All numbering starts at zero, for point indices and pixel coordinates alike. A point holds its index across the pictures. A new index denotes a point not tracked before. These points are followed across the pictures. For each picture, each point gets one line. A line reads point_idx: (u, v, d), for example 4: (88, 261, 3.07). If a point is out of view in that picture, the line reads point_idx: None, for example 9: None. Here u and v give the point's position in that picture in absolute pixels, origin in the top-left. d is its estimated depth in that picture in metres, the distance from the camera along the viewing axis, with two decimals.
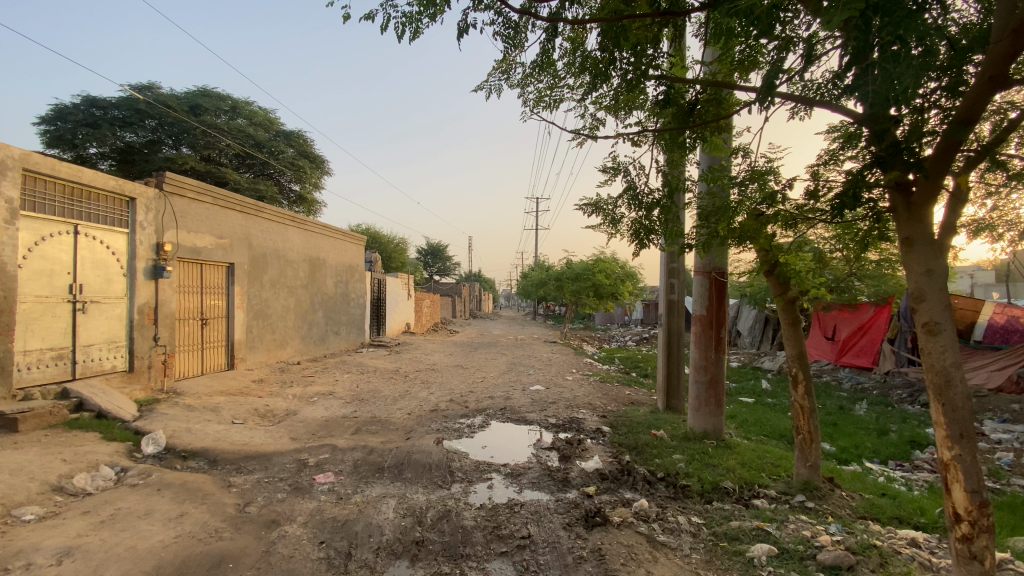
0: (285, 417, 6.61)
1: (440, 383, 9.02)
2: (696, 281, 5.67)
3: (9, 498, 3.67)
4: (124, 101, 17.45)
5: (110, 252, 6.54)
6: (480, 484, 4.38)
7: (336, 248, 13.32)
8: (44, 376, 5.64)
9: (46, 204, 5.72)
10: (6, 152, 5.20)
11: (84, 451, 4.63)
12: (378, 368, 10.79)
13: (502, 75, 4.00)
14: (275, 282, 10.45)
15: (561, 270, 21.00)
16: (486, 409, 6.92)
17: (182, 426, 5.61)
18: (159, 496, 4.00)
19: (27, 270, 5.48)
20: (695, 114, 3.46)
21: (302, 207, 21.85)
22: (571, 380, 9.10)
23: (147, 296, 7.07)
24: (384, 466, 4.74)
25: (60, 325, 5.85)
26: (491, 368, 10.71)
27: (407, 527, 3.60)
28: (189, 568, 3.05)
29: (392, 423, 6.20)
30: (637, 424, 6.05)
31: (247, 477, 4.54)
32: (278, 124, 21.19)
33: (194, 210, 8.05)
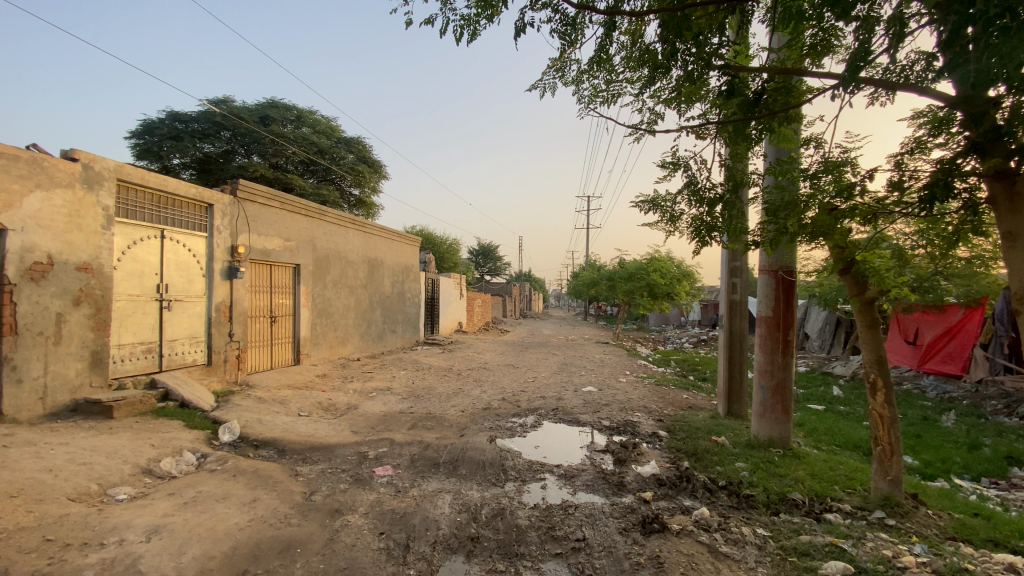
0: (346, 410, 6.90)
1: (493, 381, 9.09)
2: (761, 281, 5.40)
3: (106, 478, 4.07)
4: (203, 115, 18.89)
5: (192, 255, 7.09)
6: (533, 484, 4.37)
7: (393, 249, 13.73)
8: (135, 368, 6.20)
9: (136, 211, 6.26)
10: (102, 165, 5.74)
11: (169, 438, 5.05)
12: (433, 366, 11.03)
13: (556, 73, 3.97)
14: (338, 282, 10.94)
15: (614, 270, 20.61)
16: (538, 408, 6.91)
17: (254, 416, 6.00)
18: (235, 481, 4.30)
19: (121, 271, 6.05)
20: (762, 104, 3.26)
21: (361, 211, 22.78)
22: (625, 382, 8.92)
23: (223, 295, 7.60)
24: (440, 461, 4.84)
25: (149, 321, 6.40)
26: (543, 368, 10.69)
27: (463, 523, 3.64)
28: (263, 551, 3.25)
29: (447, 419, 6.33)
30: (696, 429, 5.84)
31: (312, 467, 4.79)
32: (339, 131, 22.08)
33: (264, 215, 8.56)
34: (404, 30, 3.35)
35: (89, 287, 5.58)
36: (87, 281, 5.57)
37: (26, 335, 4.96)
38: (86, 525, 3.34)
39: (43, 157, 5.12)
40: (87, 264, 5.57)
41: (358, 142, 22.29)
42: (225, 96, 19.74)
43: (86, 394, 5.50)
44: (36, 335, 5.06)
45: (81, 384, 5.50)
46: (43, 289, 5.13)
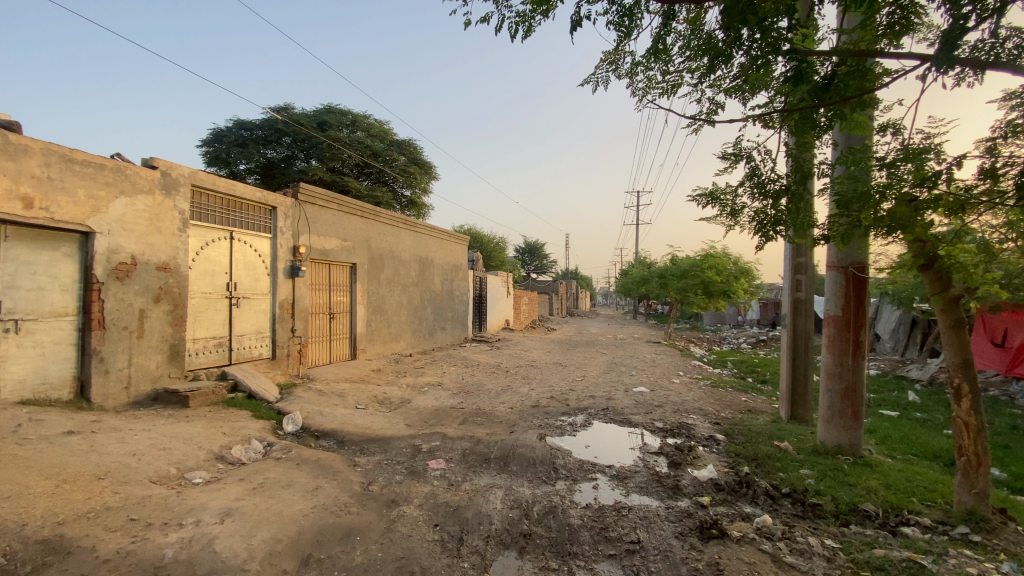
0: (400, 404, 7.11)
1: (542, 380, 9.08)
2: (829, 278, 5.10)
3: (183, 463, 4.39)
4: (266, 122, 19.98)
5: (258, 255, 7.52)
6: (585, 483, 4.33)
7: (443, 248, 13.99)
8: (208, 361, 6.66)
9: (208, 214, 6.70)
10: (178, 172, 6.18)
11: (239, 427, 5.38)
12: (482, 363, 11.15)
13: (610, 66, 3.91)
14: (391, 280, 11.27)
15: (666, 267, 20.06)
16: (588, 408, 6.84)
17: (315, 408, 6.29)
18: (298, 469, 4.53)
19: (195, 270, 6.51)
20: (833, 90, 3.03)
21: (412, 211, 23.35)
22: (678, 383, 8.68)
23: (286, 292, 8.01)
24: (491, 456, 4.90)
25: (220, 317, 6.85)
26: (592, 367, 10.58)
27: (515, 519, 3.67)
28: (325, 537, 3.41)
29: (497, 416, 6.39)
30: (756, 433, 5.60)
31: (369, 458, 4.97)
32: (391, 134, 22.68)
33: (324, 216, 8.96)
34: (463, 30, 3.44)
35: (167, 286, 6.03)
36: (166, 280, 6.03)
37: (112, 329, 5.42)
38: (166, 505, 3.61)
39: (126, 165, 5.57)
40: (166, 264, 6.02)
41: (409, 145, 22.83)
42: (286, 104, 20.75)
43: (165, 384, 5.96)
44: (121, 329, 5.52)
45: (161, 375, 5.96)
46: (127, 287, 5.59)
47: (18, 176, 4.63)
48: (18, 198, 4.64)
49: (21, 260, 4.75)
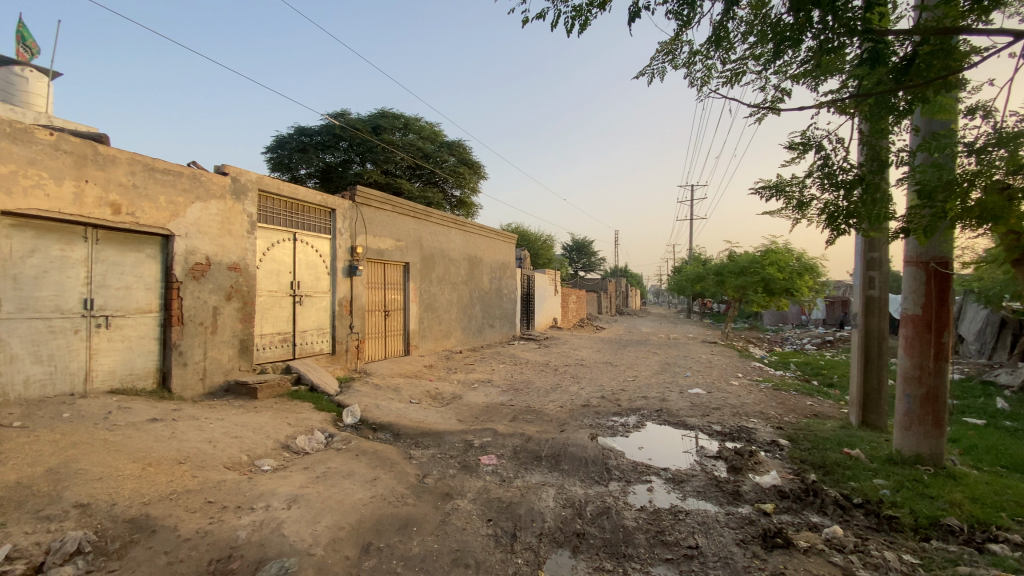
0: (451, 400, 7.26)
1: (592, 379, 8.99)
2: (907, 274, 4.75)
3: (253, 450, 4.69)
4: (325, 128, 20.90)
5: (318, 255, 7.89)
6: (639, 485, 4.26)
7: (491, 247, 14.13)
8: (274, 355, 7.07)
9: (273, 217, 7.11)
10: (247, 178, 6.59)
11: (303, 418, 5.68)
12: (530, 361, 11.17)
13: (666, 57, 3.85)
14: (442, 278, 11.51)
15: (721, 264, 19.30)
16: (641, 408, 6.72)
17: (372, 402, 6.54)
18: (357, 460, 4.73)
19: (262, 270, 6.91)
20: (913, 72, 2.85)
21: (461, 211, 23.71)
22: (737, 385, 8.35)
23: (344, 290, 8.36)
24: (542, 454, 4.90)
25: (285, 314, 7.24)
26: (644, 367, 10.35)
27: (568, 518, 3.66)
28: (383, 526, 3.54)
29: (547, 414, 6.38)
30: (823, 439, 5.29)
31: (424, 451, 5.11)
32: (441, 135, 23.09)
33: (379, 217, 9.27)
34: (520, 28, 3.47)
35: (238, 284, 6.45)
36: (236, 279, 6.44)
37: (189, 325, 5.85)
38: (239, 490, 3.87)
39: (201, 173, 5.99)
40: (236, 264, 6.43)
41: (458, 145, 23.18)
42: (343, 109, 21.61)
43: (236, 376, 6.37)
44: (198, 325, 5.95)
45: (233, 367, 6.38)
46: (202, 286, 6.02)
47: (109, 185, 5.09)
48: (109, 204, 5.09)
49: (111, 261, 5.22)
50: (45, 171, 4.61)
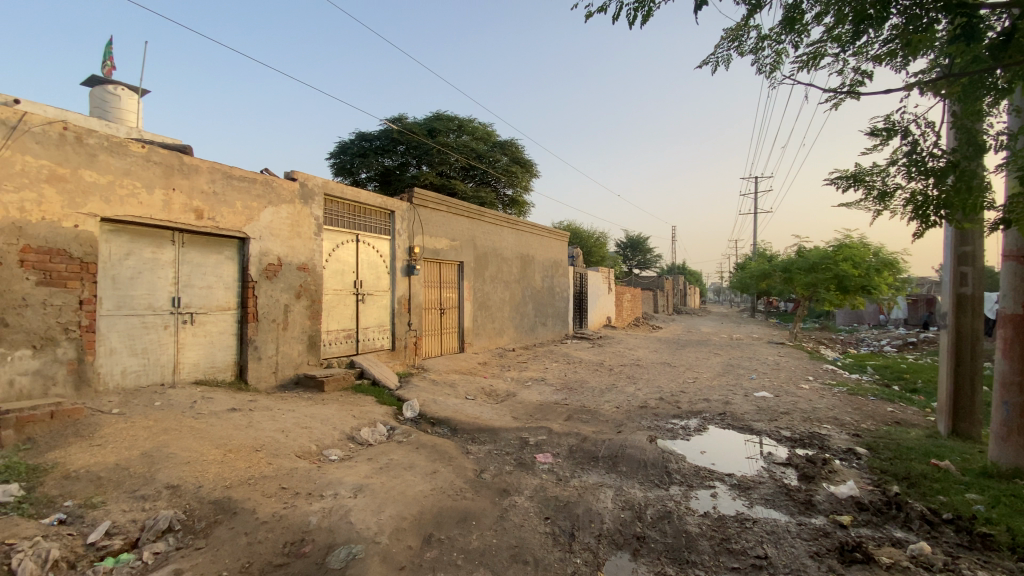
0: (506, 397, 7.34)
1: (649, 380, 8.78)
2: (1005, 270, 4.31)
3: (321, 440, 4.95)
4: (383, 133, 21.66)
5: (379, 255, 8.21)
6: (702, 490, 4.12)
7: (544, 245, 14.13)
8: (339, 350, 7.43)
9: (337, 219, 7.46)
10: (313, 183, 6.95)
11: (366, 411, 5.94)
12: (584, 360, 11.07)
13: (732, 43, 3.79)
14: (495, 277, 11.64)
15: (788, 261, 18.26)
16: (702, 411, 6.49)
17: (430, 397, 6.73)
18: (418, 453, 4.88)
19: (328, 269, 7.28)
20: (1012, 48, 2.50)
21: (514, 210, 23.82)
22: (806, 388, 7.89)
23: (403, 289, 8.65)
24: (599, 455, 4.85)
25: (348, 311, 7.59)
26: (704, 369, 9.99)
27: (627, 520, 3.60)
28: (443, 519, 3.64)
29: (603, 414, 6.31)
30: (907, 449, 4.90)
31: (481, 447, 5.20)
32: (494, 135, 23.30)
33: (434, 218, 9.51)
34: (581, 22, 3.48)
35: (306, 284, 6.82)
36: (305, 279, 6.82)
37: (263, 322, 6.26)
38: (309, 478, 4.11)
39: (273, 179, 6.39)
40: (304, 265, 6.80)
41: (511, 144, 23.30)
42: (400, 114, 22.30)
43: (304, 370, 6.75)
44: (271, 322, 6.35)
45: (302, 362, 6.76)
46: (275, 285, 6.41)
47: (192, 193, 5.53)
48: (193, 210, 5.53)
49: (195, 263, 5.67)
50: (138, 181, 5.07)
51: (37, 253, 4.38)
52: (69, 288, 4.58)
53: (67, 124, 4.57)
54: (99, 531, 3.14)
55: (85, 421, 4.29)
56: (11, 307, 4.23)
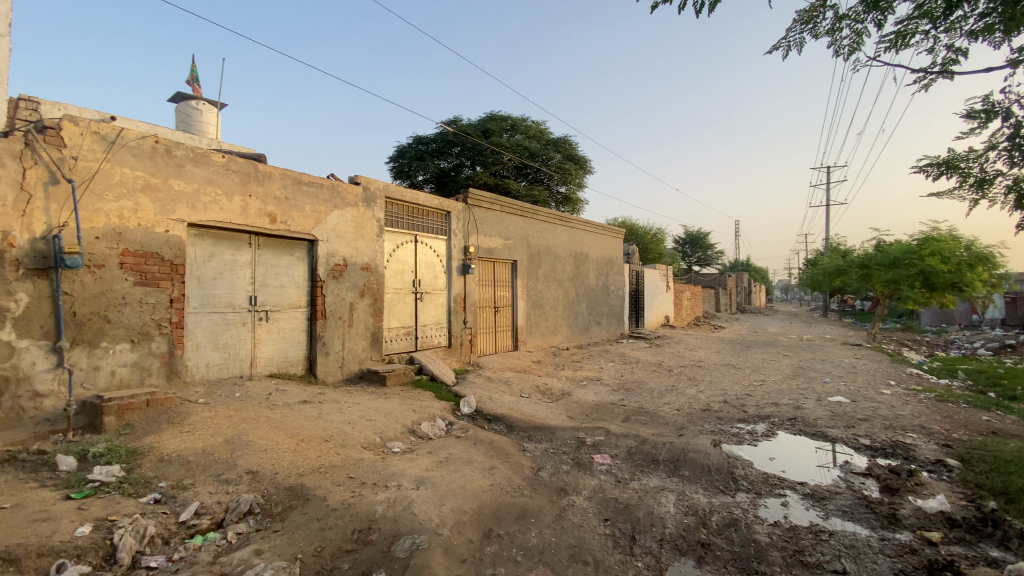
0: (561, 396, 7.32)
1: (711, 382, 8.45)
2: None
3: (384, 433, 5.15)
4: (439, 135, 22.18)
5: (436, 255, 8.43)
6: (772, 499, 3.92)
7: (599, 243, 13.94)
8: (399, 347, 7.70)
9: (397, 221, 7.73)
10: (374, 186, 7.22)
11: (425, 406, 6.11)
12: (641, 360, 10.82)
13: (806, 26, 3.62)
14: (549, 276, 11.63)
15: (865, 256, 16.98)
16: (769, 415, 6.17)
17: (486, 394, 6.83)
18: (476, 448, 4.97)
19: (389, 269, 7.55)
20: None
21: (568, 208, 23.65)
22: (887, 394, 7.31)
23: (459, 288, 8.83)
24: (660, 458, 4.73)
25: (408, 309, 7.84)
26: (771, 371, 9.49)
27: (691, 526, 3.49)
28: (502, 515, 3.68)
29: (663, 416, 6.14)
30: (1007, 462, 4.43)
31: (537, 445, 5.21)
32: (547, 133, 23.24)
33: (489, 218, 9.63)
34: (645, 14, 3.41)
35: (369, 283, 7.11)
36: (368, 278, 7.11)
37: (331, 319, 6.59)
38: (374, 469, 4.29)
39: (338, 184, 6.71)
40: (367, 265, 7.09)
41: (564, 142, 23.19)
42: (455, 116, 22.72)
43: (368, 365, 7.05)
44: (337, 319, 6.68)
45: (365, 357, 7.06)
46: (340, 284, 6.73)
47: (267, 199, 5.91)
48: (267, 215, 5.91)
49: (270, 264, 6.05)
50: (219, 188, 5.49)
51: (134, 256, 4.84)
52: (161, 288, 5.03)
53: (157, 138, 5.01)
54: (189, 511, 3.43)
55: (176, 409, 4.69)
56: (113, 306, 4.70)
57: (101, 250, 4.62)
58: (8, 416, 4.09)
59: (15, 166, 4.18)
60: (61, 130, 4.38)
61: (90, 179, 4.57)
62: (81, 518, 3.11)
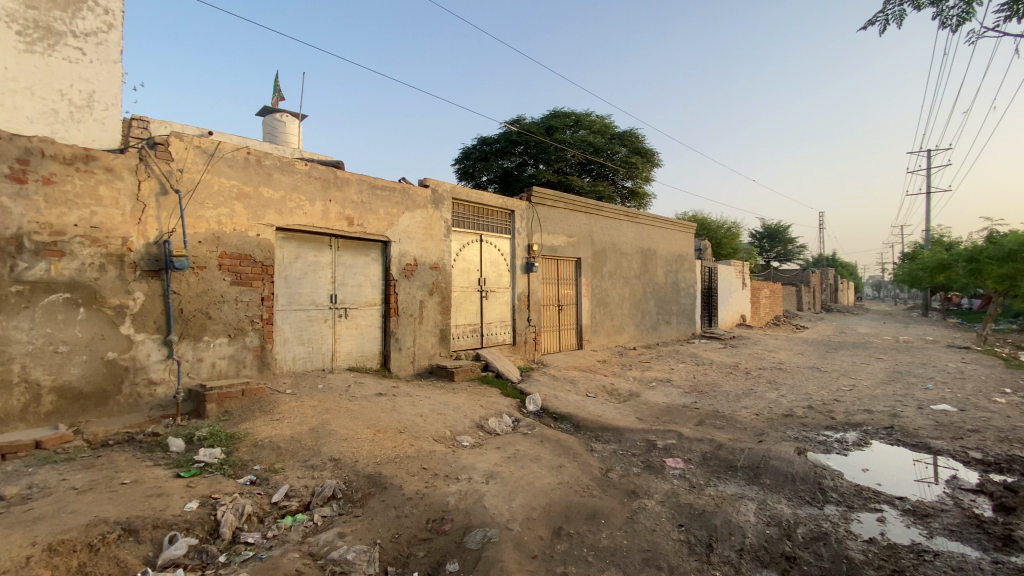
0: (629, 397, 7.17)
1: (794, 385, 7.93)
2: None
3: (454, 427, 5.30)
4: (502, 135, 22.42)
5: (501, 254, 8.55)
6: (866, 513, 3.62)
7: (668, 238, 13.49)
8: (466, 344, 7.88)
9: (463, 221, 7.91)
10: (442, 188, 7.44)
11: (492, 402, 6.22)
12: (714, 361, 10.35)
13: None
14: (615, 273, 11.41)
15: (975, 248, 15.21)
16: (861, 423, 5.70)
17: (552, 392, 6.84)
18: (543, 446, 4.98)
19: (456, 268, 7.75)
20: None
21: (634, 203, 23.10)
22: (1005, 403, 6.50)
23: (523, 286, 8.90)
24: (737, 464, 4.52)
25: (474, 307, 8.02)
26: (863, 375, 8.74)
27: (774, 537, 3.31)
28: (572, 514, 3.67)
29: (740, 421, 5.85)
30: None
31: (605, 446, 5.15)
32: (613, 127, 22.82)
33: (553, 215, 9.61)
34: None
35: (438, 282, 7.34)
36: (437, 277, 7.34)
37: (403, 316, 6.87)
38: (445, 461, 4.43)
39: (409, 187, 6.97)
40: (435, 264, 7.31)
41: (631, 136, 22.72)
42: (518, 116, 22.85)
43: (437, 361, 7.28)
44: (408, 316, 6.95)
45: (434, 353, 7.29)
46: (411, 283, 7.00)
47: (345, 203, 6.26)
48: (345, 218, 6.26)
49: (347, 264, 6.40)
50: (303, 195, 5.88)
51: (230, 258, 5.30)
52: (253, 287, 5.48)
53: (249, 150, 5.45)
54: (281, 493, 3.72)
55: (267, 399, 5.09)
56: (213, 304, 5.18)
57: (202, 253, 5.10)
58: (128, 401, 4.62)
59: (132, 179, 4.71)
60: (169, 146, 4.88)
61: (193, 189, 5.06)
62: (190, 494, 3.46)
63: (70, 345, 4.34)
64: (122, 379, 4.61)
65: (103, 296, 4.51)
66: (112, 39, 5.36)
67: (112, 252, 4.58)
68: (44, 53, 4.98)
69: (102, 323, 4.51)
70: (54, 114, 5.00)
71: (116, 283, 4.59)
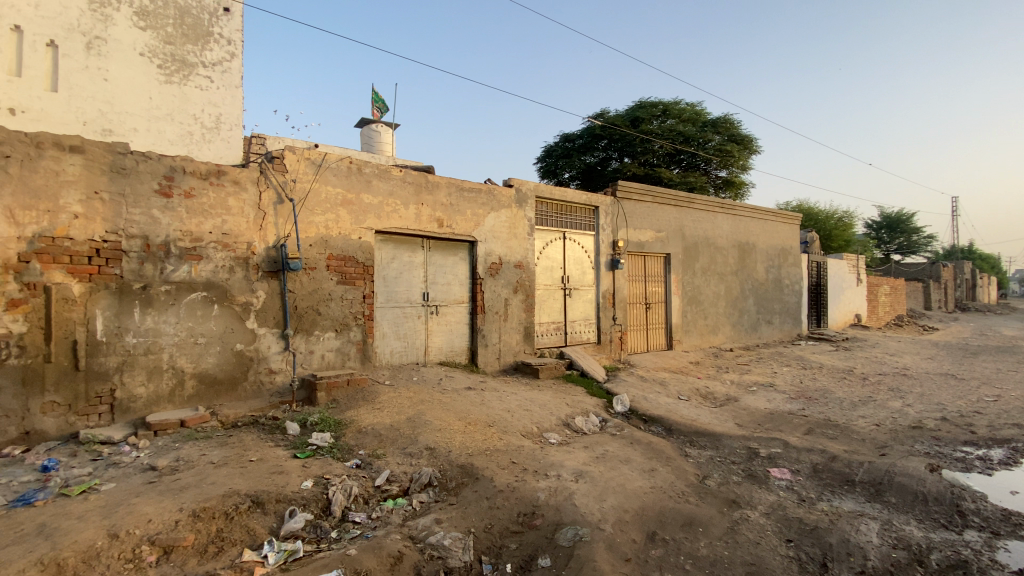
0: (726, 401, 6.79)
1: (924, 394, 7.03)
2: None
3: (542, 424, 5.36)
4: (586, 130, 22.09)
5: (584, 251, 8.47)
6: (1018, 543, 3.14)
7: (768, 231, 12.54)
8: (550, 341, 7.93)
9: (547, 219, 7.95)
10: (526, 187, 7.54)
11: (579, 401, 6.20)
12: (824, 366, 9.45)
13: None
14: (707, 269, 10.83)
15: None
16: (1012, 440, 4.92)
17: (641, 393, 6.67)
18: (633, 448, 4.88)
19: (540, 266, 7.82)
20: None
21: (729, 193, 21.75)
22: None
23: (608, 283, 8.75)
24: (855, 479, 4.12)
25: (557, 305, 8.04)
26: (1014, 385, 7.52)
27: (902, 562, 2.98)
28: (667, 519, 3.57)
29: (856, 431, 5.31)
30: None
31: (700, 451, 4.94)
32: (704, 114, 21.67)
33: (639, 210, 9.34)
34: None
35: (522, 280, 7.45)
36: (521, 275, 7.45)
37: (489, 314, 7.06)
38: (534, 457, 4.50)
39: (495, 188, 7.14)
40: (519, 263, 7.43)
41: (725, 121, 21.49)
42: (602, 109, 22.40)
43: (522, 358, 7.40)
44: (495, 314, 7.14)
45: (520, 350, 7.42)
46: (497, 282, 7.18)
47: (435, 206, 6.56)
48: (436, 220, 6.56)
49: (438, 264, 6.70)
50: (398, 199, 6.25)
51: (336, 260, 5.77)
52: (356, 286, 5.91)
53: (351, 159, 5.89)
54: (383, 477, 3.99)
55: (369, 389, 5.49)
56: (322, 301, 5.67)
57: (313, 255, 5.61)
58: (253, 387, 5.21)
59: (255, 190, 5.29)
60: (284, 159, 5.42)
61: (304, 198, 5.57)
62: (305, 474, 3.84)
63: (207, 337, 4.98)
64: (248, 368, 5.20)
65: (231, 294, 5.12)
66: (234, 66, 6.03)
67: (239, 255, 5.18)
68: (180, 83, 5.78)
69: (232, 318, 5.12)
70: (191, 136, 5.78)
71: (242, 283, 5.19)
